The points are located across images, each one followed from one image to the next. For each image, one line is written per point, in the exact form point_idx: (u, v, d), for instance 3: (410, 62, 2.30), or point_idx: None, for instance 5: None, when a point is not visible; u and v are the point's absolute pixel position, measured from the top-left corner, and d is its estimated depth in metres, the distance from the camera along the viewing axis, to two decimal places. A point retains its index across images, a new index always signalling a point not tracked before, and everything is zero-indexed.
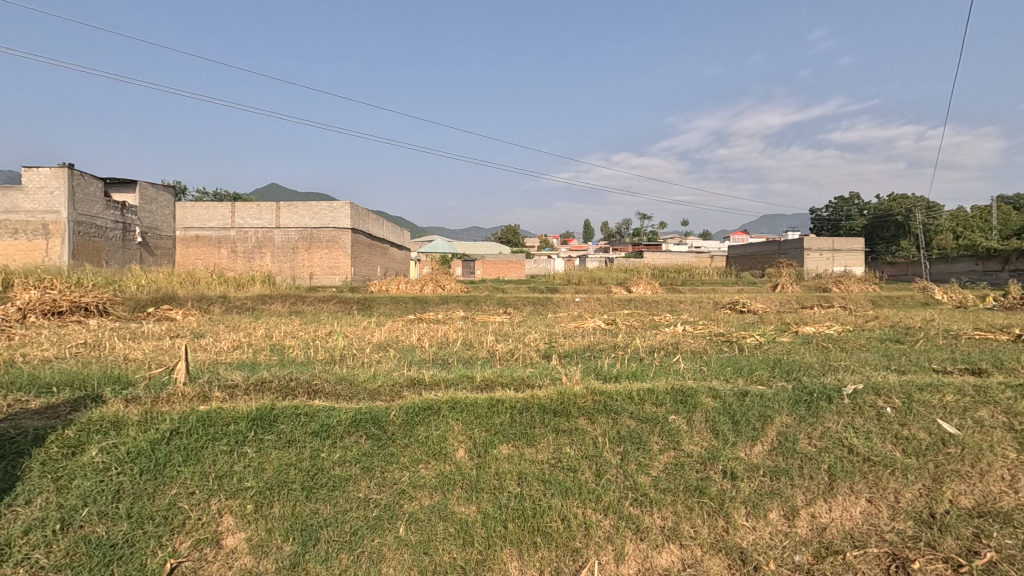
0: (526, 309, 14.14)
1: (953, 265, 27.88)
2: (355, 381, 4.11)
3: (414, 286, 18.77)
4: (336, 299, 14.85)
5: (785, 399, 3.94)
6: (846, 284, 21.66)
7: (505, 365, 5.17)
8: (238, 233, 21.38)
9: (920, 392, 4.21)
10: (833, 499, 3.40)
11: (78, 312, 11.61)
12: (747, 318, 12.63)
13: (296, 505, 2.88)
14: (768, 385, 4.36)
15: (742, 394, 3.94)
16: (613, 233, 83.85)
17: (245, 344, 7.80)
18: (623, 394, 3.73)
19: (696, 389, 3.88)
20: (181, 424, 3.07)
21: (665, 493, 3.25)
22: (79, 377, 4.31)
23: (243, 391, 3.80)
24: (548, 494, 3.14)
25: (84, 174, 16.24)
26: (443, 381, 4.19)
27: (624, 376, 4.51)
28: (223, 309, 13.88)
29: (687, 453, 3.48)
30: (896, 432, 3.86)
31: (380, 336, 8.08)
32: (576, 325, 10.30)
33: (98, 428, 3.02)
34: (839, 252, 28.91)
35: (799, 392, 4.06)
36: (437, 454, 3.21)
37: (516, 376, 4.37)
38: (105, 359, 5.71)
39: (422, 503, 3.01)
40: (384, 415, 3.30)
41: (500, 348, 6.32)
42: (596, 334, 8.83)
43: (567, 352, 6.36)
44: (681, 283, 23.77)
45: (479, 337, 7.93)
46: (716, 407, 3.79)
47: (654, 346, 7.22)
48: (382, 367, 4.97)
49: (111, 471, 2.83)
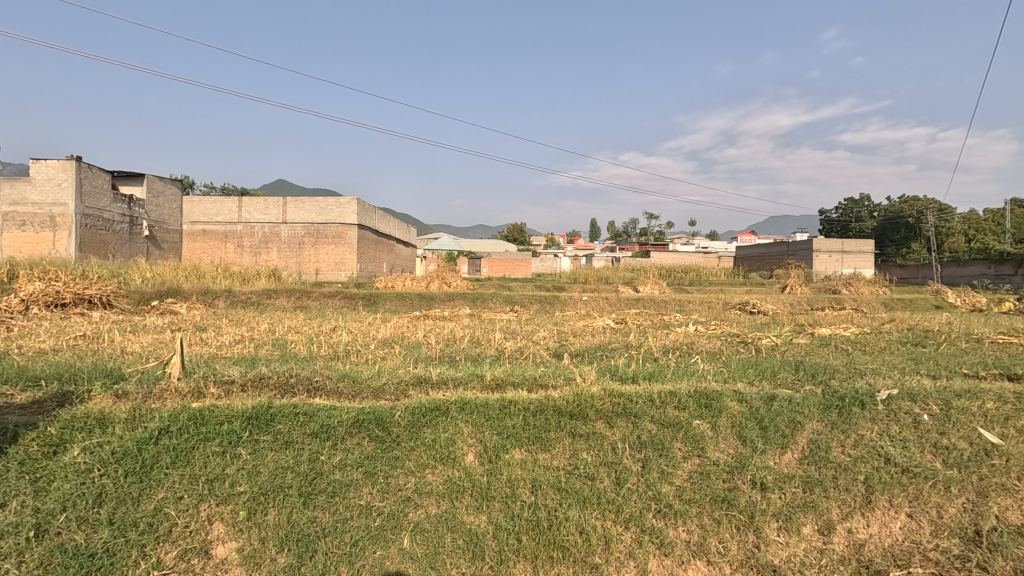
0: (534, 307, 13.94)
1: (965, 268, 27.25)
2: (358, 379, 3.90)
3: (421, 284, 18.53)
4: (342, 295, 14.63)
5: (815, 404, 3.71)
6: (857, 286, 21.32)
7: (514, 364, 4.92)
8: (244, 228, 21.24)
9: (959, 399, 3.94)
10: (871, 513, 3.15)
11: (81, 305, 11.51)
12: (760, 320, 12.30)
13: (293, 512, 2.66)
14: (796, 388, 4.11)
15: (770, 398, 3.70)
16: (619, 232, 83.36)
17: (247, 338, 7.65)
18: (644, 397, 3.50)
19: (720, 392, 3.64)
20: (171, 423, 2.86)
21: (691, 504, 3.01)
22: (71, 370, 4.13)
23: (240, 387, 3.59)
24: (565, 505, 2.89)
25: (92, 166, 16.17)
26: (451, 380, 3.95)
27: (642, 377, 4.28)
28: (228, 303, 13.71)
29: (714, 461, 3.24)
30: (935, 441, 3.61)
31: (386, 332, 7.89)
32: (585, 323, 10.06)
33: (83, 426, 2.83)
34: (849, 254, 28.52)
35: (830, 397, 3.82)
36: (445, 458, 2.99)
37: (527, 375, 4.12)
38: (103, 352, 5.55)
39: (428, 511, 2.78)
40: (389, 414, 3.08)
41: (508, 346, 6.07)
42: (606, 333, 8.57)
43: (579, 351, 6.09)
44: (689, 283, 23.49)
45: (487, 334, 7.70)
46: (743, 412, 3.55)
47: (668, 346, 6.97)
48: (387, 364, 4.75)
49: (94, 473, 2.61)
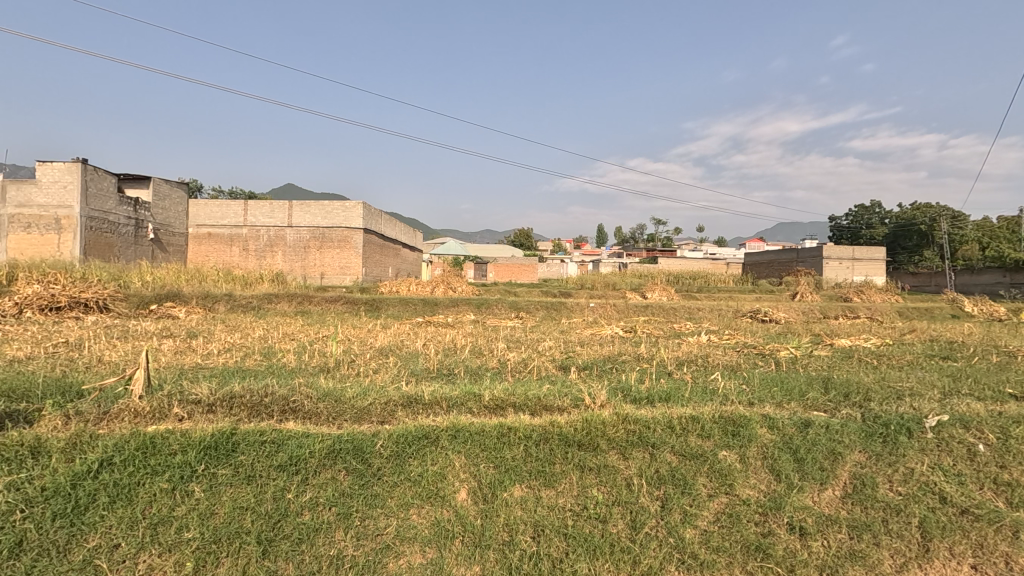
0: (539, 313, 13.54)
1: (979, 276, 26.71)
2: (343, 398, 3.50)
3: (425, 289, 18.16)
4: (344, 300, 14.28)
5: (855, 431, 3.31)
6: (868, 294, 20.78)
7: (518, 380, 4.50)
8: (250, 231, 20.99)
9: (1018, 427, 3.49)
10: (930, 566, 2.69)
11: (77, 309, 11.19)
12: (774, 329, 11.77)
13: (248, 564, 2.23)
14: (831, 412, 3.68)
15: (804, 425, 3.31)
16: (626, 238, 82.72)
17: (241, 346, 7.26)
18: (663, 423, 3.11)
19: (748, 416, 3.25)
20: (117, 453, 2.48)
21: (720, 553, 2.56)
22: (28, 385, 3.73)
23: (208, 408, 3.20)
24: (572, 554, 2.46)
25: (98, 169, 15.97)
26: (446, 399, 3.55)
27: (658, 398, 3.86)
28: (228, 307, 13.39)
29: (743, 500, 2.81)
30: (995, 477, 3.15)
31: (384, 341, 7.49)
32: (593, 331, 9.65)
33: (11, 456, 2.45)
34: (860, 261, 27.91)
35: (871, 424, 3.40)
36: (433, 497, 2.59)
37: (530, 394, 3.71)
38: (82, 361, 5.17)
39: (411, 562, 2.36)
40: (370, 444, 2.69)
41: (512, 357, 5.65)
42: (616, 343, 8.15)
43: (588, 364, 5.66)
44: (697, 290, 22.98)
45: (490, 343, 7.30)
46: (776, 442, 3.15)
47: (682, 358, 6.54)
48: (377, 380, 4.34)
49: (16, 515, 2.23)
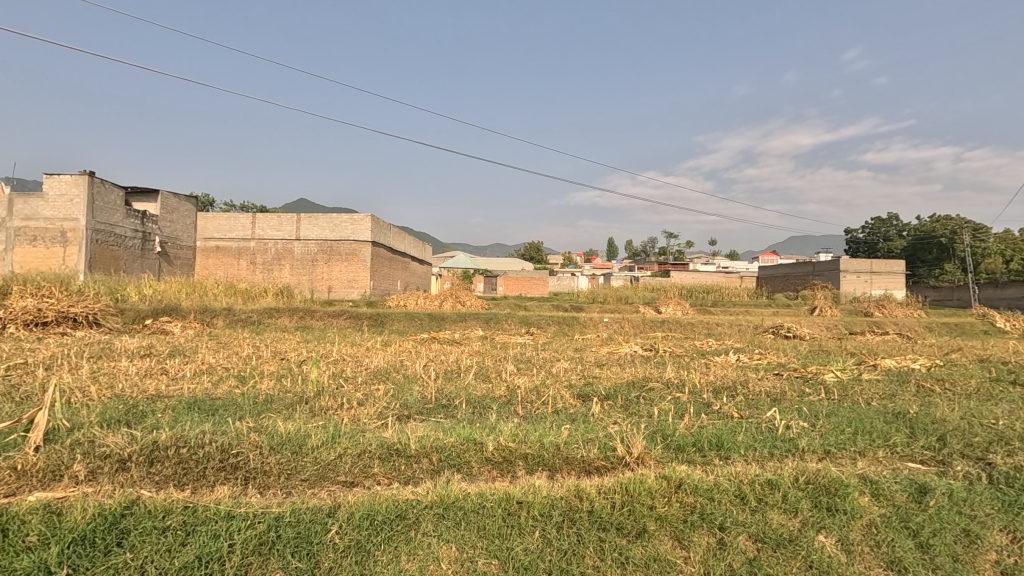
0: (550, 328, 12.69)
1: (1003, 291, 25.62)
2: (304, 446, 2.69)
3: (433, 302, 17.39)
4: (348, 314, 13.54)
5: (988, 501, 2.46)
6: (892, 309, 19.70)
7: (529, 417, 3.65)
8: (257, 244, 20.35)
9: None
10: None
11: (66, 324, 10.49)
12: (804, 347, 10.78)
13: None
14: (940, 470, 2.82)
15: (920, 492, 2.49)
16: (636, 253, 81.63)
17: (226, 368, 6.49)
18: (731, 493, 2.35)
19: (844, 481, 2.45)
20: None
21: None
22: None
23: (119, 467, 2.42)
24: None
25: (106, 182, 15.42)
26: (438, 450, 2.73)
27: (709, 445, 3.04)
28: (227, 322, 12.68)
29: None
30: None
31: (381, 361, 6.68)
32: (610, 349, 8.77)
33: None
34: (878, 274, 26.71)
35: (1006, 492, 2.53)
36: None
37: (547, 441, 2.86)
38: (32, 390, 4.38)
39: None
40: (319, 531, 1.92)
41: (524, 384, 4.79)
42: (638, 364, 7.27)
43: (612, 392, 4.77)
44: (712, 304, 22.00)
45: (498, 364, 6.47)
46: (885, 517, 2.32)
47: (720, 385, 5.64)
48: (357, 418, 3.50)
49: None
